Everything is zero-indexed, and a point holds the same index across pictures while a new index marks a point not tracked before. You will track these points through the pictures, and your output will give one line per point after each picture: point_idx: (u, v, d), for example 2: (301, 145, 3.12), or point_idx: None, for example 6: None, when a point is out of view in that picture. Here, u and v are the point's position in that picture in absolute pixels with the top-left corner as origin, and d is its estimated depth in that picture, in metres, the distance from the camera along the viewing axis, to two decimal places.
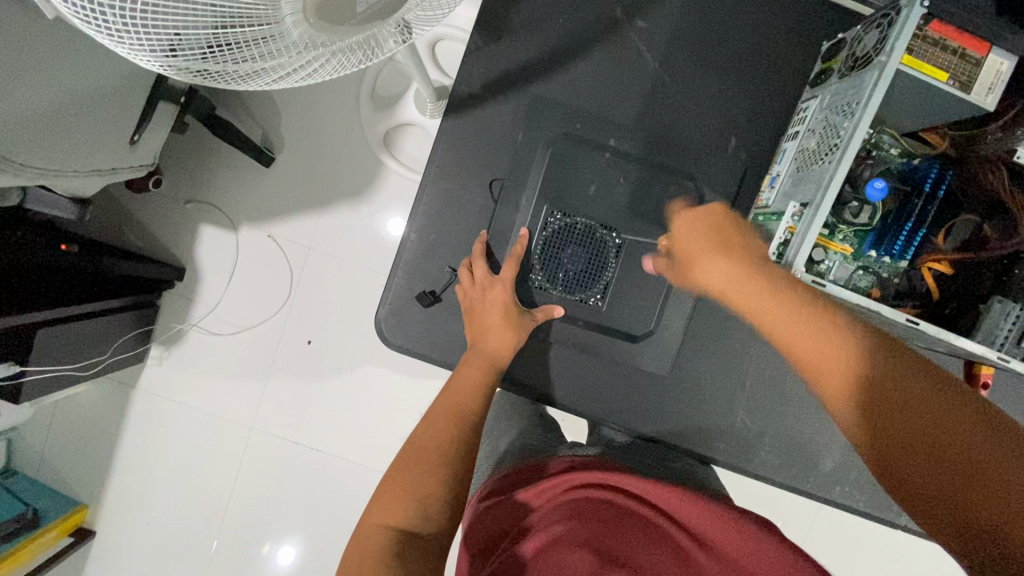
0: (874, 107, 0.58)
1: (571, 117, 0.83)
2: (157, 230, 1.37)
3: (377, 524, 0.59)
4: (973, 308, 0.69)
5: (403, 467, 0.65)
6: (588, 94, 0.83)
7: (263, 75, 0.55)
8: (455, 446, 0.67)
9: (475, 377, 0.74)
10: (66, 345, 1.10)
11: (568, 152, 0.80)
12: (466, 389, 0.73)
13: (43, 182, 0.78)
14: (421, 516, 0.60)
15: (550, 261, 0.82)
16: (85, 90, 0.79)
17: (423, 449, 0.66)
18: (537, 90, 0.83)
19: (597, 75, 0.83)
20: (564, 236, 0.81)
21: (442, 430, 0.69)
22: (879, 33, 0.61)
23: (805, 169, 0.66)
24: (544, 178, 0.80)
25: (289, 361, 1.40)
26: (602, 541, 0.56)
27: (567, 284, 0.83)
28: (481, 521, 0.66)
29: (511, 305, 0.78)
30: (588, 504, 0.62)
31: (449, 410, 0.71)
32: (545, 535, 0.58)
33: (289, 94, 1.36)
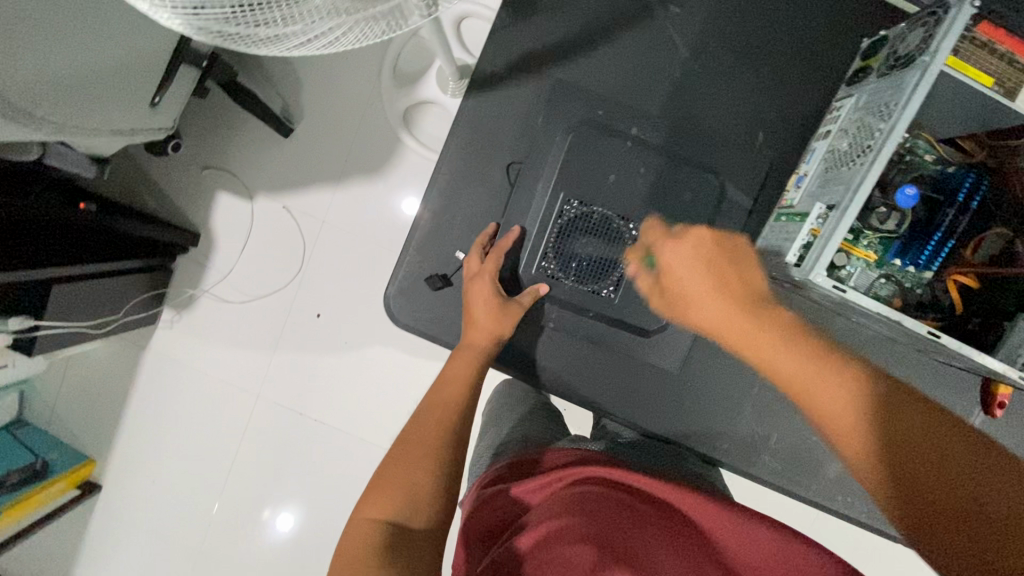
0: (913, 109, 0.55)
1: (596, 103, 0.81)
2: (173, 195, 1.38)
3: (368, 517, 0.59)
4: (997, 324, 0.66)
5: (396, 459, 0.65)
6: (615, 80, 0.81)
7: (284, 41, 0.54)
8: (451, 436, 0.67)
9: (467, 367, 0.74)
10: (79, 303, 1.12)
11: (590, 139, 0.78)
12: (460, 379, 0.73)
13: (63, 139, 0.78)
14: (412, 508, 0.60)
15: (563, 249, 0.80)
16: (111, 49, 0.78)
17: (416, 439, 0.67)
18: (562, 72, 0.81)
19: (626, 60, 0.81)
20: (579, 225, 0.79)
21: (440, 421, 0.69)
22: (923, 32, 0.58)
23: (833, 170, 0.64)
24: (563, 163, 0.78)
25: (297, 333, 1.41)
26: (603, 536, 0.55)
27: (580, 274, 0.80)
28: (479, 512, 0.66)
29: (494, 295, 0.76)
30: (587, 495, 0.62)
31: (443, 400, 0.71)
32: (543, 529, 0.58)
33: (311, 63, 1.35)
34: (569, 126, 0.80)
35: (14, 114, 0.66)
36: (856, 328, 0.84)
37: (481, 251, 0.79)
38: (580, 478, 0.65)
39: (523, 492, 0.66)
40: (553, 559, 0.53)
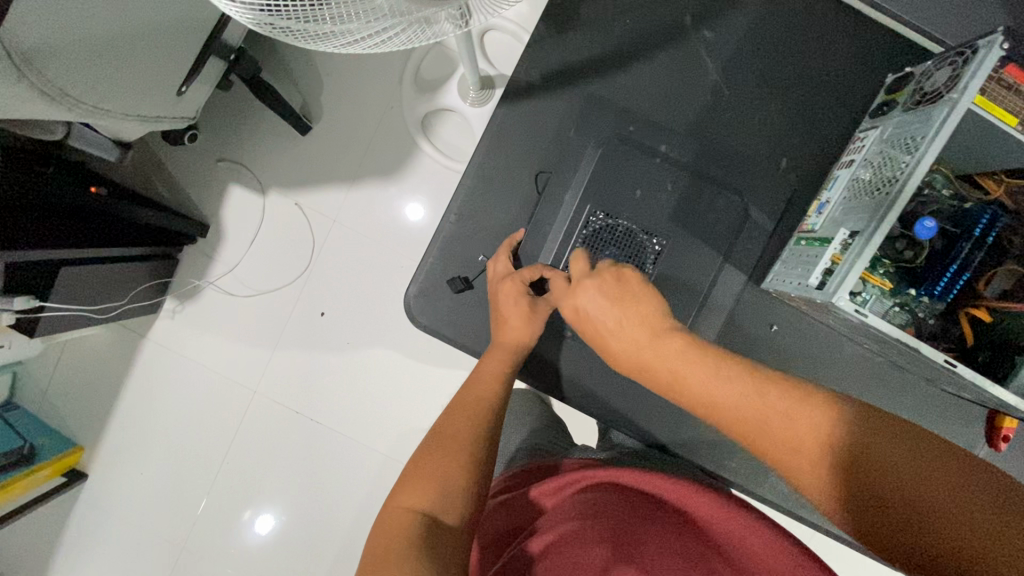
0: (941, 142, 0.56)
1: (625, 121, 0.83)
2: (186, 185, 1.38)
3: (404, 506, 0.59)
4: (1009, 358, 0.66)
5: (429, 451, 0.65)
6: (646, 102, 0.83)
7: (334, 38, 0.55)
8: (477, 432, 0.67)
9: (498, 364, 0.74)
10: (85, 287, 1.12)
11: (619, 156, 0.79)
12: (491, 376, 0.73)
13: (90, 121, 0.78)
14: (443, 499, 0.59)
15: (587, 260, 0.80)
16: (152, 39, 0.79)
17: (447, 434, 0.66)
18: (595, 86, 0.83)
19: (658, 80, 0.83)
20: (602, 236, 0.79)
21: (463, 419, 0.68)
22: (950, 71, 0.60)
23: (857, 198, 0.65)
24: (591, 173, 0.79)
25: (301, 330, 1.40)
26: (618, 537, 0.55)
27: None
28: (494, 516, 0.67)
29: (524, 296, 0.76)
30: (601, 498, 0.62)
31: (475, 397, 0.71)
32: (555, 532, 0.58)
33: (335, 64, 1.36)
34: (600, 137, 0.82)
35: (48, 90, 0.66)
36: (866, 356, 0.86)
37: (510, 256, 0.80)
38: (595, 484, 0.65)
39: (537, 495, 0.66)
40: (568, 557, 0.53)
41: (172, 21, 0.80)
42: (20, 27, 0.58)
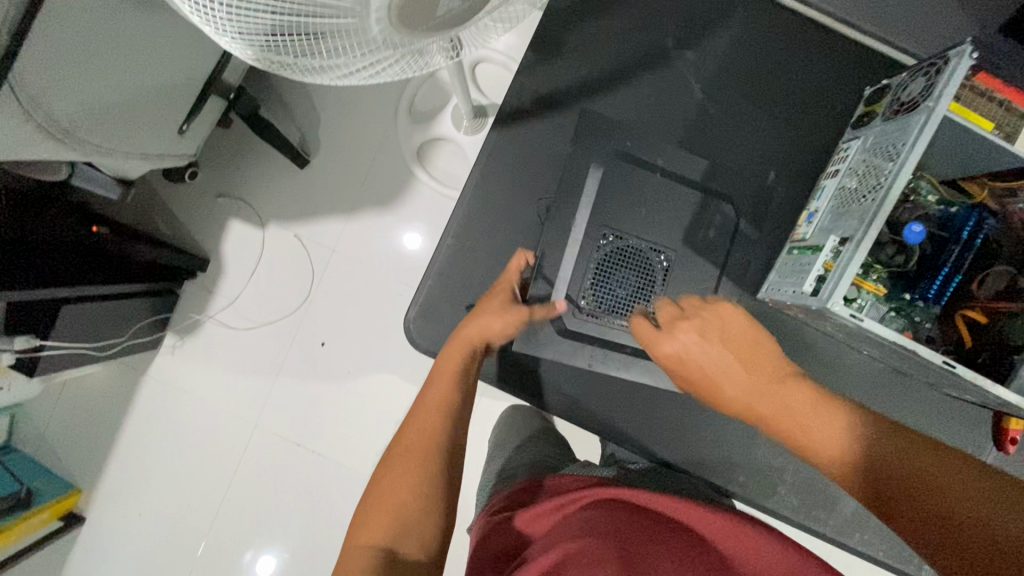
0: (921, 149, 0.58)
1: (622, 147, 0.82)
2: (186, 220, 1.39)
3: (364, 543, 0.61)
4: (1006, 358, 0.66)
5: (393, 460, 0.68)
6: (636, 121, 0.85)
7: (332, 73, 0.56)
8: (438, 452, 0.69)
9: (457, 361, 0.76)
10: (85, 325, 1.13)
11: (619, 183, 0.79)
12: (447, 373, 0.75)
13: (94, 160, 0.80)
14: (401, 530, 0.62)
15: (601, 281, 0.80)
16: (155, 80, 0.81)
17: (409, 440, 0.70)
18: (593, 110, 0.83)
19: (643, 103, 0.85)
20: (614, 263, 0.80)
21: (427, 432, 0.70)
22: (924, 81, 0.63)
23: (846, 205, 0.66)
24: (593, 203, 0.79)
25: (301, 360, 1.40)
26: (625, 551, 0.53)
27: (615, 305, 0.81)
28: (489, 538, 0.65)
29: (503, 301, 0.79)
30: (606, 513, 0.60)
31: (436, 403, 0.73)
32: (556, 548, 0.55)
33: (331, 99, 1.40)
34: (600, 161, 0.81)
35: (53, 130, 0.68)
36: (867, 362, 0.86)
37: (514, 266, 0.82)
38: (597, 502, 0.63)
39: (536, 516, 0.63)
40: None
41: (174, 62, 0.83)
42: (27, 73, 0.60)
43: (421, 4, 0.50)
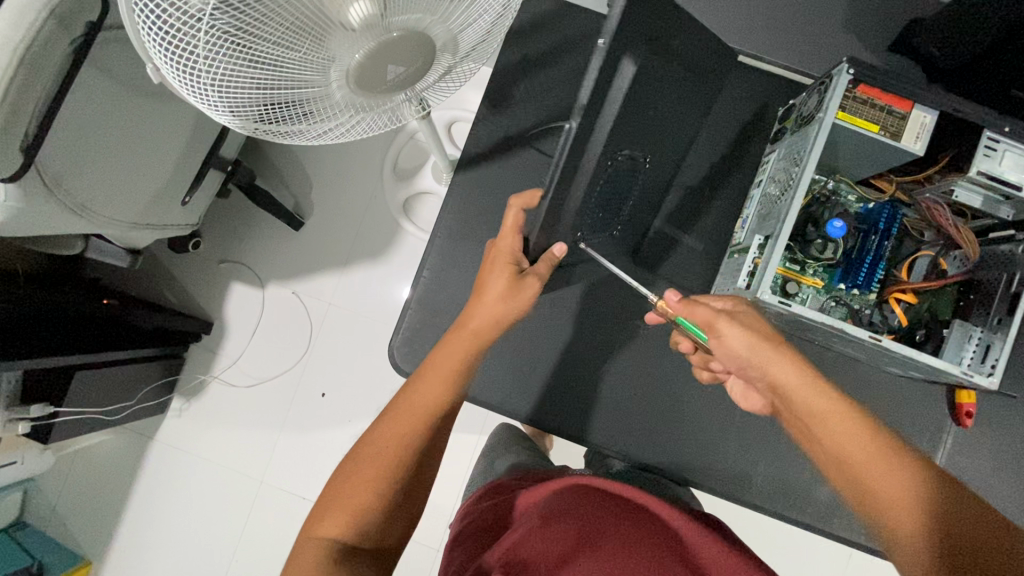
0: (817, 153, 0.67)
1: (656, 98, 0.62)
2: (190, 287, 1.48)
3: (324, 536, 0.60)
4: (939, 331, 0.74)
5: (364, 454, 0.64)
6: (675, 47, 0.62)
7: (307, 133, 0.66)
8: (416, 446, 0.64)
9: (459, 355, 0.69)
10: (96, 391, 1.19)
11: (639, 119, 0.61)
12: (445, 371, 0.68)
13: (107, 232, 0.90)
14: (365, 525, 0.61)
15: (598, 204, 0.65)
16: (158, 160, 0.92)
17: (384, 439, 0.64)
18: (649, 28, 0.57)
19: (672, 34, 0.61)
20: (615, 184, 0.65)
21: (406, 429, 0.65)
22: (818, 96, 0.72)
23: (768, 209, 0.75)
24: (622, 140, 0.60)
25: (302, 412, 1.44)
26: (584, 534, 0.57)
27: (594, 223, 0.69)
28: (472, 517, 0.70)
29: (510, 267, 0.69)
30: (580, 495, 0.64)
31: (424, 402, 0.66)
32: (524, 526, 0.60)
33: (319, 165, 1.51)
34: (637, 73, 0.56)
35: (70, 206, 0.78)
36: None
37: (514, 225, 0.69)
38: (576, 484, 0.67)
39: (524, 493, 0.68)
40: (529, 553, 0.56)
41: (175, 143, 0.94)
42: (49, 160, 0.71)
43: (372, 69, 0.60)
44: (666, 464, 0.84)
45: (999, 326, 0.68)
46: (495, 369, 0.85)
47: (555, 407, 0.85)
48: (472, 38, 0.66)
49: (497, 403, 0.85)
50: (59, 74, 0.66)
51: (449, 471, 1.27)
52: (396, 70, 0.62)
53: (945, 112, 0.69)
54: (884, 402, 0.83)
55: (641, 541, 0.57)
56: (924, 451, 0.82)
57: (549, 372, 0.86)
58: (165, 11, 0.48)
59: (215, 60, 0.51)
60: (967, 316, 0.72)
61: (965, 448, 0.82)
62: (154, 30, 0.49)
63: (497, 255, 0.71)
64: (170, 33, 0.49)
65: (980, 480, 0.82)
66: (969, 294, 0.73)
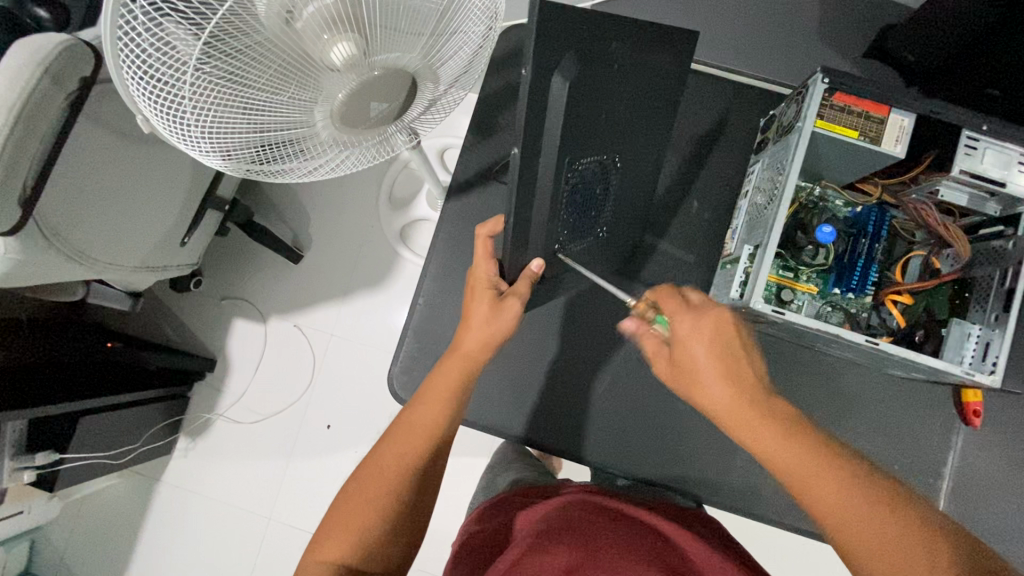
0: (799, 160, 0.68)
1: (603, 106, 0.59)
2: (193, 325, 1.50)
3: (325, 562, 0.60)
4: (937, 332, 0.73)
5: (367, 473, 0.64)
6: (617, 49, 0.58)
7: (295, 171, 0.67)
8: (417, 470, 0.64)
9: (456, 378, 0.68)
10: (102, 436, 1.19)
11: (591, 127, 0.59)
12: (443, 393, 0.67)
13: (108, 276, 0.92)
14: (365, 550, 0.60)
15: (567, 210, 0.65)
16: (156, 203, 0.94)
17: (387, 458, 0.64)
18: (581, 37, 0.53)
19: (613, 37, 0.56)
20: (582, 194, 0.66)
21: (408, 451, 0.65)
22: (796, 106, 0.73)
23: (756, 217, 0.75)
24: (576, 150, 0.60)
25: (308, 445, 1.44)
26: (588, 553, 0.56)
27: (568, 233, 0.69)
28: (472, 532, 0.69)
29: (488, 288, 0.70)
30: (583, 515, 0.64)
31: (422, 423, 0.66)
32: (524, 545, 0.59)
33: (315, 198, 1.53)
34: (573, 89, 0.54)
35: (70, 255, 0.79)
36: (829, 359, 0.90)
37: (487, 250, 0.72)
38: (579, 502, 0.67)
39: (522, 514, 0.67)
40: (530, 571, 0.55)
41: (172, 186, 0.95)
42: (48, 210, 0.73)
43: (355, 107, 0.62)
44: (674, 480, 0.83)
45: (997, 322, 0.67)
46: (496, 393, 0.85)
47: (558, 428, 0.84)
48: (452, 73, 0.67)
49: (500, 428, 0.84)
50: (53, 129, 0.68)
51: (456, 498, 1.25)
52: (378, 107, 0.64)
53: (924, 115, 0.70)
54: (890, 406, 0.82)
55: (648, 556, 0.57)
56: (934, 453, 0.81)
57: (550, 393, 0.85)
58: (153, 67, 0.49)
59: (200, 108, 0.52)
60: (964, 313, 0.72)
61: (976, 447, 0.81)
62: (142, 83, 0.50)
63: (477, 281, 0.72)
64: (157, 84, 0.50)
65: (993, 481, 0.81)
66: (965, 292, 0.73)
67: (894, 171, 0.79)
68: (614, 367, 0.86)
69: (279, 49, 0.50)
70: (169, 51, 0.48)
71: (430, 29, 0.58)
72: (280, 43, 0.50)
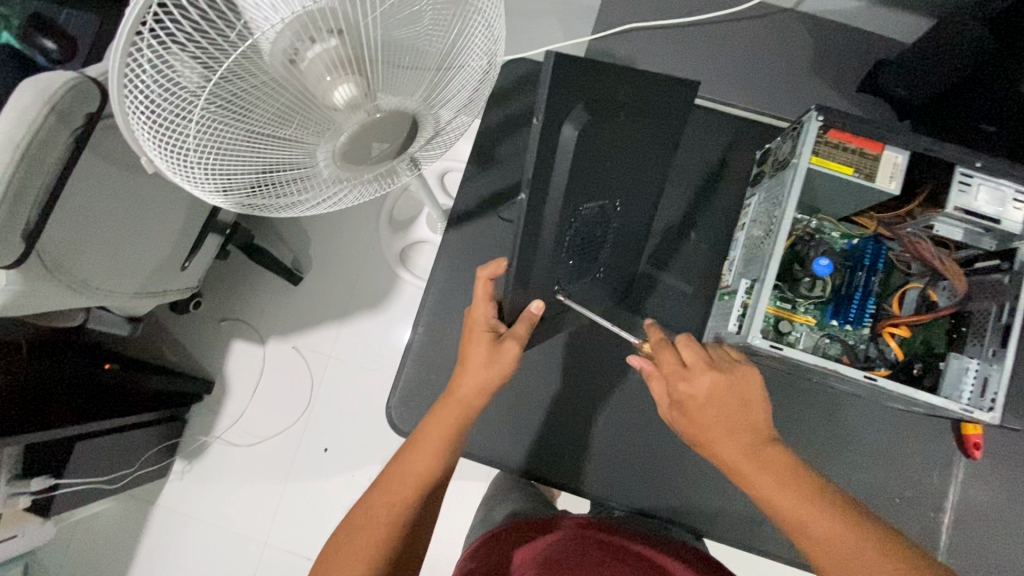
0: (796, 196, 0.69)
1: (607, 153, 0.61)
2: (192, 347, 1.49)
3: None
4: (935, 366, 0.74)
5: (354, 521, 0.62)
6: (619, 98, 0.59)
7: (296, 206, 0.68)
8: (409, 511, 0.63)
9: (448, 421, 0.68)
10: (97, 461, 1.18)
11: (594, 171, 0.60)
12: (437, 435, 0.67)
13: (108, 303, 0.92)
14: None
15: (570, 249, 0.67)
16: (158, 230, 0.94)
17: (376, 508, 0.63)
18: (587, 89, 0.55)
19: (617, 83, 0.58)
20: (583, 236, 0.67)
21: (398, 496, 0.63)
22: (791, 142, 0.74)
23: (753, 250, 0.76)
24: (581, 197, 0.61)
25: (305, 469, 1.42)
26: None
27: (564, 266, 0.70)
28: (469, 564, 0.68)
29: (486, 335, 0.70)
30: (585, 549, 0.63)
31: (415, 465, 0.65)
32: None
33: (316, 221, 1.54)
34: (582, 136, 0.55)
35: (71, 284, 0.80)
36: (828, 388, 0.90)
37: (486, 295, 0.70)
38: (579, 536, 0.67)
39: (520, 552, 0.67)
40: None
41: (174, 214, 0.96)
42: (51, 241, 0.74)
43: (357, 146, 0.63)
44: (673, 513, 0.83)
45: (994, 357, 0.67)
46: (496, 425, 0.85)
47: (558, 460, 0.84)
48: (453, 109, 0.69)
49: (500, 459, 0.84)
50: (58, 162, 0.69)
51: (453, 526, 1.24)
52: (380, 146, 0.65)
53: (918, 152, 0.71)
54: (890, 439, 0.82)
55: None
56: (935, 486, 0.80)
57: (550, 425, 0.85)
58: (159, 110, 0.50)
59: (205, 148, 0.53)
60: (961, 348, 0.72)
61: (978, 481, 0.81)
62: (147, 125, 0.51)
63: (474, 325, 0.71)
64: (162, 125, 0.51)
65: (997, 516, 0.80)
66: (961, 327, 0.73)
67: (889, 206, 0.80)
68: (613, 398, 0.86)
69: (284, 89, 0.51)
70: (175, 92, 0.49)
71: (432, 68, 0.59)
72: (285, 84, 0.51)
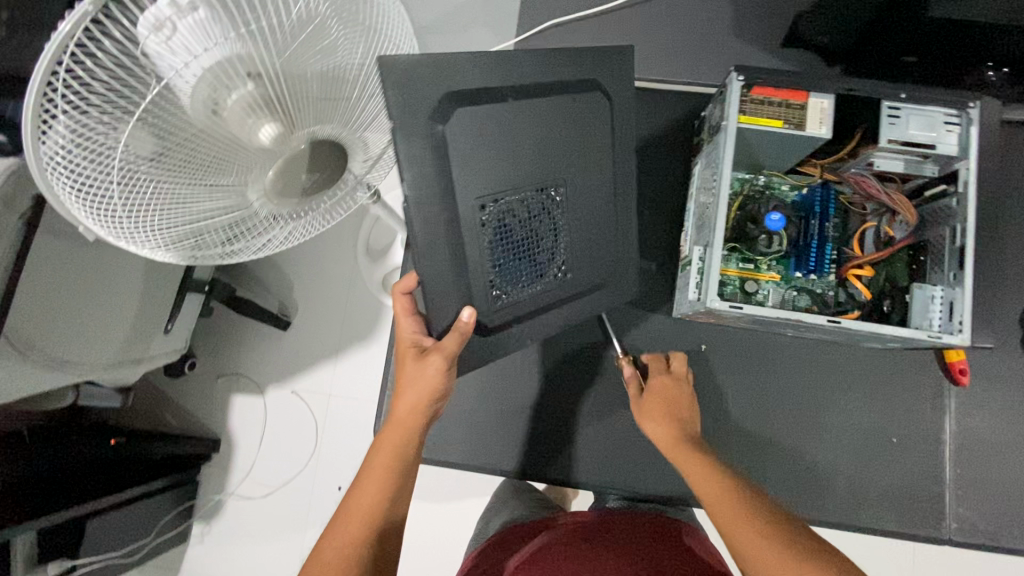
0: (729, 157, 0.70)
1: (500, 140, 0.67)
2: (194, 408, 1.50)
3: None
4: (902, 298, 0.74)
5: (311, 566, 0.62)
6: (497, 88, 0.66)
7: (245, 248, 0.69)
8: (367, 553, 0.62)
9: (391, 451, 0.68)
10: (112, 535, 1.18)
11: (492, 162, 0.67)
12: (381, 469, 0.66)
13: (92, 377, 0.93)
14: None
15: (502, 240, 0.70)
16: (130, 296, 0.96)
17: (324, 552, 0.62)
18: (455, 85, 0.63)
19: (495, 75, 0.65)
20: (515, 232, 0.69)
21: (350, 539, 0.62)
22: (720, 105, 0.75)
23: (702, 218, 0.76)
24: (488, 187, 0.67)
25: (322, 510, 1.42)
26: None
27: (513, 273, 0.72)
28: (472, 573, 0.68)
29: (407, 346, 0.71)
30: (580, 544, 0.63)
31: (364, 502, 0.64)
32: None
33: (294, 264, 1.55)
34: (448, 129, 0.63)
35: (45, 363, 0.81)
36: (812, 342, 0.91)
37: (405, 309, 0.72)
38: (575, 533, 0.67)
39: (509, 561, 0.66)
40: None
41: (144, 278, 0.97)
42: (20, 324, 0.75)
43: (289, 182, 0.64)
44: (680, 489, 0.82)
45: (956, 281, 0.68)
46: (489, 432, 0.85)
47: (554, 457, 0.84)
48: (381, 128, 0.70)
49: (498, 467, 0.84)
50: None
51: None
52: (312, 178, 0.66)
53: (844, 93, 0.71)
54: (881, 381, 0.81)
55: None
56: (934, 420, 0.80)
57: (542, 423, 0.85)
58: (86, 182, 0.51)
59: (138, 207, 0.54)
60: (924, 277, 0.74)
61: (976, 408, 0.80)
62: (78, 198, 0.52)
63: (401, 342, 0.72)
64: (92, 194, 0.52)
65: (1002, 440, 0.79)
66: (920, 256, 0.74)
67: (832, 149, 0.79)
68: (599, 387, 0.86)
69: (204, 139, 0.52)
70: (98, 160, 0.50)
71: (347, 95, 0.60)
72: (203, 134, 0.52)
